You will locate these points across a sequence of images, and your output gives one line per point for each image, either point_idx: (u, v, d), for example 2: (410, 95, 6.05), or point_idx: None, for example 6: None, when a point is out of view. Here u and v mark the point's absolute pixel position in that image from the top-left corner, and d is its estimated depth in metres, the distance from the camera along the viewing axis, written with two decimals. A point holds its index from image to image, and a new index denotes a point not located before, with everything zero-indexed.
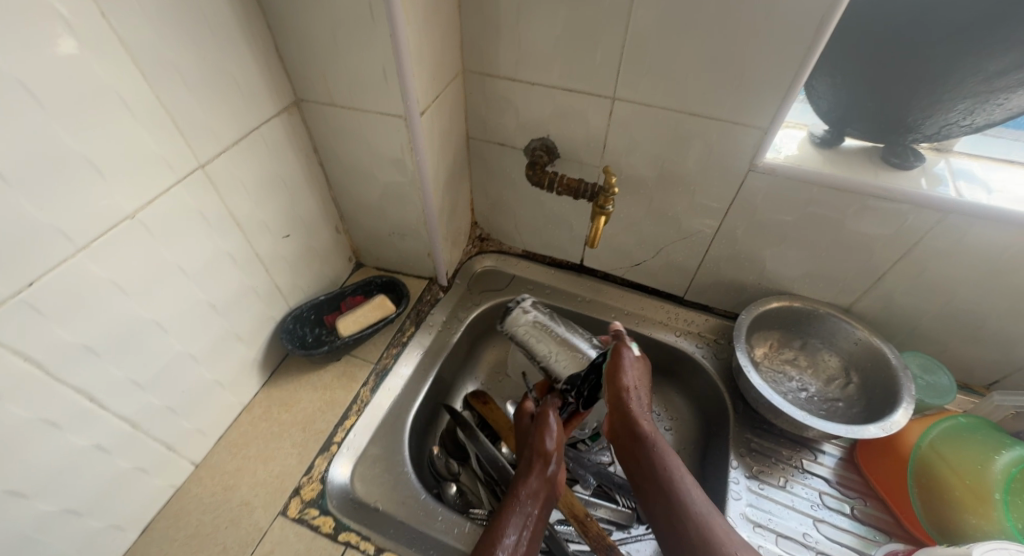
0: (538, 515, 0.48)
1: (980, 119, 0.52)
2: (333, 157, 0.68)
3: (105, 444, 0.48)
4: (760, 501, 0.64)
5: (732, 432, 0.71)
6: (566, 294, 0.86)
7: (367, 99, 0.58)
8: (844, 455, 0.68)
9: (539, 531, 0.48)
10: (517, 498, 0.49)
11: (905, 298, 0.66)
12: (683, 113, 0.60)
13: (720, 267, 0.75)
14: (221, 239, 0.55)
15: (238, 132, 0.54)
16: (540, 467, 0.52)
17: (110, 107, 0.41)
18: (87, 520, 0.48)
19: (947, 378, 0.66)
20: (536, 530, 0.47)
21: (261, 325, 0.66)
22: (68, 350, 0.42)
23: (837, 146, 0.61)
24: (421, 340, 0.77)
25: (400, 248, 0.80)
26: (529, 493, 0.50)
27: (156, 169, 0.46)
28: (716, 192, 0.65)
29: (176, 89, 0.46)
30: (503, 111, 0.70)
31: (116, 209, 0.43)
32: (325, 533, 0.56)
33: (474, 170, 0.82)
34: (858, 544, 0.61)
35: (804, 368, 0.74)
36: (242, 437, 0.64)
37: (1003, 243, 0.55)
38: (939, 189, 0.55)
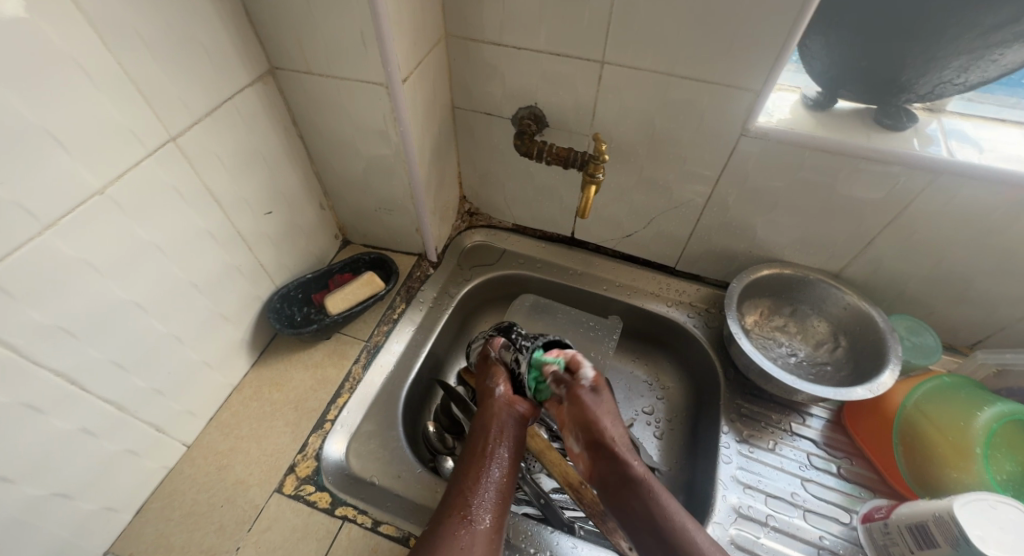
0: (510, 450, 0.56)
1: (973, 76, 0.51)
2: (313, 130, 0.66)
3: (91, 427, 0.47)
4: (750, 464, 0.66)
5: (723, 398, 0.72)
6: (557, 267, 0.85)
7: (345, 67, 0.56)
8: (831, 417, 0.70)
9: (515, 461, 0.56)
10: (488, 440, 0.56)
11: (894, 262, 0.66)
12: (673, 77, 0.58)
13: (711, 236, 0.75)
14: (200, 216, 0.54)
15: (210, 104, 0.51)
16: (502, 414, 0.58)
17: (71, 77, 0.39)
18: (79, 503, 0.48)
19: (932, 338, 0.67)
20: (512, 462, 0.56)
21: (247, 304, 0.65)
22: (44, 333, 0.41)
23: (830, 109, 0.60)
24: (413, 316, 0.76)
25: (388, 224, 0.78)
26: (499, 437, 0.56)
27: (124, 142, 0.44)
28: (707, 159, 0.65)
29: (140, 57, 0.43)
30: (488, 79, 0.68)
31: (86, 184, 0.42)
32: (322, 508, 0.57)
33: (460, 141, 0.79)
34: (844, 501, 0.63)
35: (793, 334, 0.75)
36: (234, 417, 0.64)
37: (992, 202, 0.55)
38: (931, 149, 0.55)
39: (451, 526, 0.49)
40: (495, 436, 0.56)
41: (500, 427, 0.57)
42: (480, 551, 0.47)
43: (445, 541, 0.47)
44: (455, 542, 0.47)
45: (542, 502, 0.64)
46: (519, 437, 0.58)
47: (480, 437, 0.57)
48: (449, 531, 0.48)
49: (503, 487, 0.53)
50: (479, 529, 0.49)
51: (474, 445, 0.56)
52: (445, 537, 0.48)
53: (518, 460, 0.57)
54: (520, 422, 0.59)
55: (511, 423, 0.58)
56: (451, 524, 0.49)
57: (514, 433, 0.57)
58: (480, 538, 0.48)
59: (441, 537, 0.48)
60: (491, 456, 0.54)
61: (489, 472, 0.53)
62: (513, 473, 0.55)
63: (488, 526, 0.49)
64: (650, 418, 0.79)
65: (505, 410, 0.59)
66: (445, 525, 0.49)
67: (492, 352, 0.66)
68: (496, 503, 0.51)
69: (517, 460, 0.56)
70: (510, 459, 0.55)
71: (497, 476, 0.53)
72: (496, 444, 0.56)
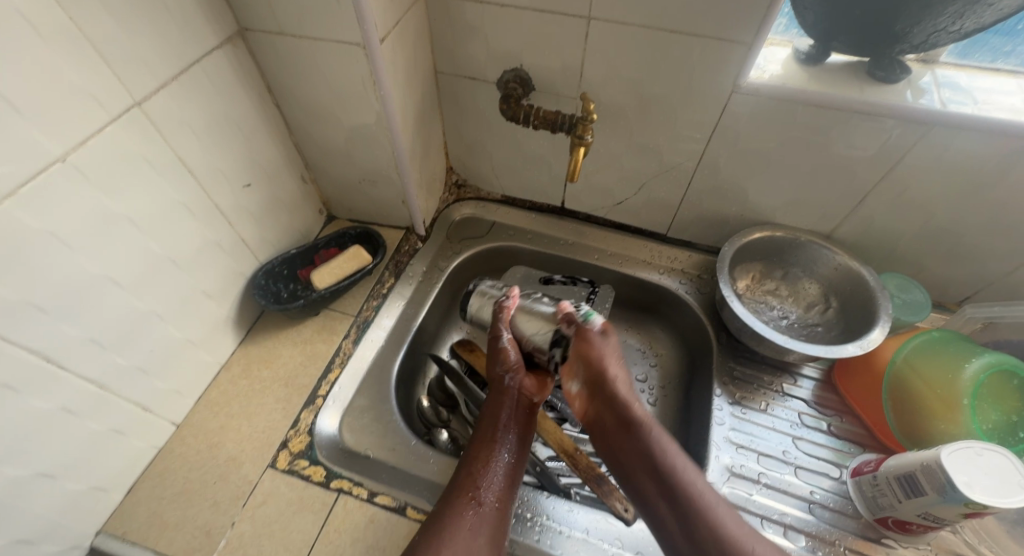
0: (520, 439, 0.56)
1: (969, 23, 0.50)
2: (290, 97, 0.63)
3: (72, 406, 0.46)
4: (743, 425, 0.66)
5: (716, 362, 0.72)
6: (548, 237, 0.84)
7: (320, 27, 0.53)
8: (822, 377, 0.71)
9: (525, 449, 0.56)
10: (498, 426, 0.56)
11: (885, 220, 0.66)
12: (662, 32, 0.56)
13: (702, 200, 0.74)
14: (174, 187, 0.51)
15: (175, 67, 0.49)
16: (513, 401, 0.57)
17: (19, 34, 0.36)
18: (67, 483, 0.47)
19: (922, 294, 0.67)
20: (521, 449, 0.56)
21: (231, 281, 0.63)
22: (14, 308, 0.39)
23: (823, 63, 0.59)
24: (402, 290, 0.75)
25: (373, 196, 0.76)
26: (508, 424, 0.56)
27: (85, 106, 0.41)
28: (698, 119, 0.63)
29: (95, 14, 0.40)
30: (471, 40, 0.65)
31: (44, 151, 0.39)
32: (317, 482, 0.56)
33: (445, 109, 0.77)
34: (834, 457, 0.64)
35: (785, 297, 0.75)
36: (223, 396, 0.63)
37: (984, 154, 0.54)
38: (924, 101, 0.54)
39: (458, 508, 0.49)
40: (506, 421, 0.56)
41: (508, 412, 0.57)
42: (487, 531, 0.48)
43: (453, 520, 0.48)
44: (462, 523, 0.47)
45: (538, 470, 0.64)
46: (529, 424, 0.58)
47: (489, 424, 0.56)
48: (458, 512, 0.48)
49: (511, 471, 0.53)
50: (487, 510, 0.49)
51: (485, 429, 0.56)
52: (453, 517, 0.48)
53: (528, 445, 0.57)
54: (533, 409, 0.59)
55: (523, 411, 0.58)
56: (458, 505, 0.49)
57: (524, 422, 0.57)
58: (488, 519, 0.49)
59: (448, 518, 0.48)
60: (500, 441, 0.55)
61: (499, 457, 0.53)
62: (521, 459, 0.55)
63: (495, 507, 0.50)
64: (644, 385, 0.79)
65: (515, 397, 0.58)
66: (453, 506, 0.49)
67: (502, 331, 0.60)
68: (504, 486, 0.52)
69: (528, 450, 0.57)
70: (520, 447, 0.56)
71: (506, 460, 0.54)
72: (505, 429, 0.56)
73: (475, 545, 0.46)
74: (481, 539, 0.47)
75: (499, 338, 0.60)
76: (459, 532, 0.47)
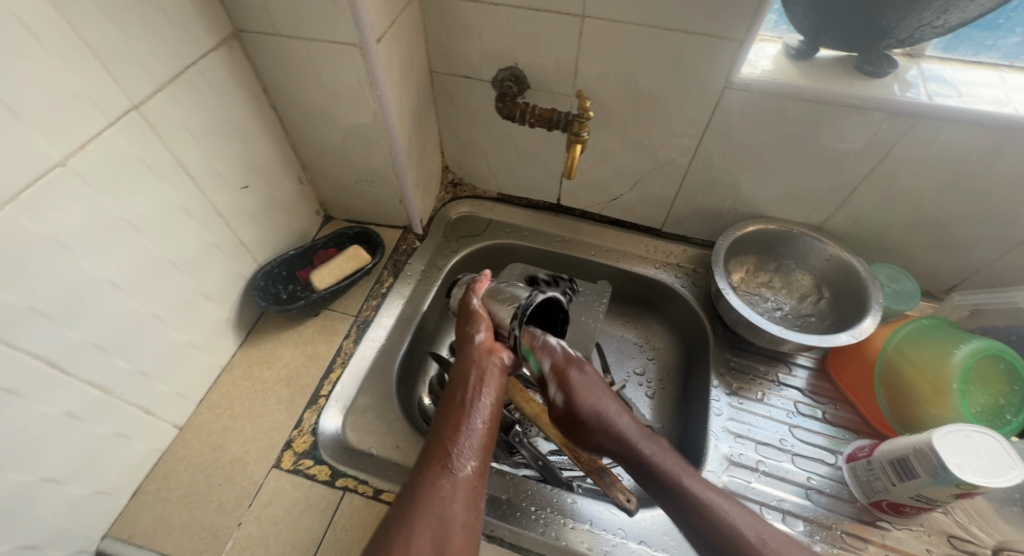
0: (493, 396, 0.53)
1: (952, 18, 0.51)
2: (286, 98, 0.63)
3: (76, 410, 0.46)
4: (740, 415, 0.67)
5: (713, 354, 0.73)
6: (544, 234, 0.85)
7: (316, 27, 0.53)
8: (816, 366, 0.72)
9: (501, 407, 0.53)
10: (468, 388, 0.53)
11: (874, 212, 0.67)
12: (655, 30, 0.57)
13: (697, 194, 0.75)
14: (172, 190, 0.51)
15: (172, 69, 0.49)
16: (483, 362, 0.54)
17: (17, 39, 0.36)
18: (71, 488, 0.47)
19: (911, 283, 0.69)
20: (496, 406, 0.53)
21: (230, 283, 0.63)
22: (16, 313, 0.39)
23: (812, 58, 0.60)
24: (401, 289, 0.75)
25: (370, 196, 0.77)
26: (479, 384, 0.53)
27: (83, 110, 0.41)
28: (691, 115, 0.64)
29: (92, 18, 0.40)
30: (466, 39, 0.66)
31: (44, 157, 0.39)
32: (322, 480, 0.57)
33: (440, 108, 0.77)
34: (829, 444, 0.65)
35: (778, 288, 0.76)
36: (225, 398, 0.63)
37: (969, 145, 0.56)
38: (911, 94, 0.55)
39: (430, 477, 0.47)
40: (475, 384, 0.53)
41: (480, 374, 0.53)
42: (462, 499, 0.46)
43: (425, 491, 0.46)
44: (434, 492, 0.46)
45: (540, 464, 0.66)
46: (501, 383, 0.54)
47: (460, 386, 0.53)
48: (429, 483, 0.47)
49: (486, 432, 0.51)
50: (461, 477, 0.47)
51: (455, 392, 0.53)
52: (425, 488, 0.46)
53: (502, 402, 0.54)
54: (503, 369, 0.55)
55: (491, 368, 0.54)
56: (430, 475, 0.47)
57: (495, 379, 0.54)
58: (463, 487, 0.47)
59: (420, 488, 0.47)
60: (469, 402, 0.52)
61: (471, 421, 0.51)
62: (497, 417, 0.52)
63: (469, 474, 0.48)
64: (642, 378, 0.80)
65: (485, 359, 0.55)
66: (425, 476, 0.47)
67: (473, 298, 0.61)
68: (479, 450, 0.49)
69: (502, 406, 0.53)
70: (493, 407, 0.52)
71: (479, 424, 0.51)
72: (474, 390, 0.52)
73: (449, 513, 0.45)
74: (455, 506, 0.46)
75: (470, 304, 0.61)
76: (431, 502, 0.45)
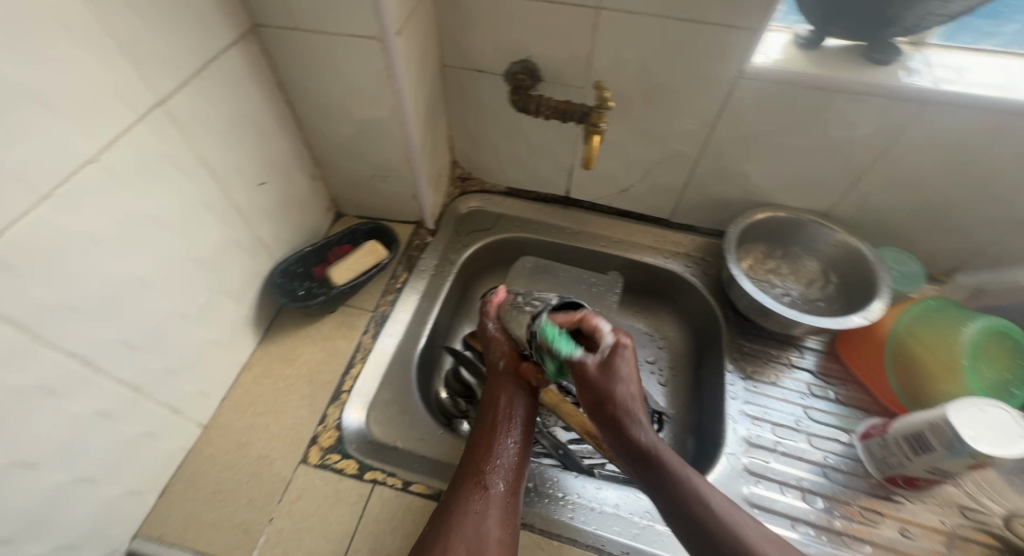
0: (524, 426, 0.56)
1: (956, 5, 0.52)
2: (301, 93, 0.63)
3: (106, 409, 0.45)
4: (755, 397, 0.69)
5: (726, 340, 0.75)
6: (554, 227, 0.85)
7: (335, 20, 0.53)
8: (825, 348, 0.74)
9: (530, 436, 0.56)
10: (499, 414, 0.56)
11: (879, 197, 0.69)
12: (670, 20, 0.58)
13: (706, 184, 0.76)
14: (196, 187, 0.51)
15: (194, 64, 0.48)
16: (512, 387, 0.58)
17: (50, 33, 0.36)
18: (103, 488, 0.47)
19: (916, 266, 0.71)
20: (526, 433, 0.56)
21: (249, 280, 0.63)
22: (50, 310, 0.39)
23: (820, 47, 0.62)
24: (416, 284, 0.75)
25: (383, 192, 0.77)
26: (510, 408, 0.57)
27: (113, 106, 0.41)
28: (703, 105, 0.65)
29: (119, 10, 0.40)
30: (478, 33, 0.66)
31: (77, 152, 0.39)
32: (350, 474, 0.56)
33: (451, 103, 0.78)
34: (842, 423, 0.67)
35: (786, 274, 0.78)
36: (247, 396, 0.62)
37: (973, 130, 0.58)
38: (916, 80, 0.57)
39: (465, 494, 0.50)
40: (506, 408, 0.57)
41: (509, 398, 0.57)
42: (496, 515, 0.49)
43: (460, 508, 0.49)
44: (470, 508, 0.49)
45: (560, 452, 0.66)
46: (531, 407, 0.58)
47: (491, 410, 0.57)
48: (464, 499, 0.49)
49: (519, 456, 0.54)
50: (494, 495, 0.50)
51: (486, 417, 0.57)
52: (460, 504, 0.49)
53: (533, 429, 0.57)
54: (533, 394, 0.59)
55: (522, 395, 0.58)
56: (465, 491, 0.50)
57: (526, 407, 0.57)
58: (497, 503, 0.50)
59: (455, 505, 0.49)
60: (502, 427, 0.55)
61: (504, 444, 0.54)
62: (527, 443, 0.55)
63: (502, 491, 0.51)
64: (654, 366, 0.81)
65: (513, 385, 0.58)
66: (460, 495, 0.50)
67: (490, 322, 0.62)
68: (510, 470, 0.52)
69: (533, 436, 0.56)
70: (524, 434, 0.55)
71: (511, 446, 0.54)
72: (505, 415, 0.56)
73: (484, 528, 0.48)
74: (490, 523, 0.48)
75: (487, 328, 0.62)
76: (469, 516, 0.48)
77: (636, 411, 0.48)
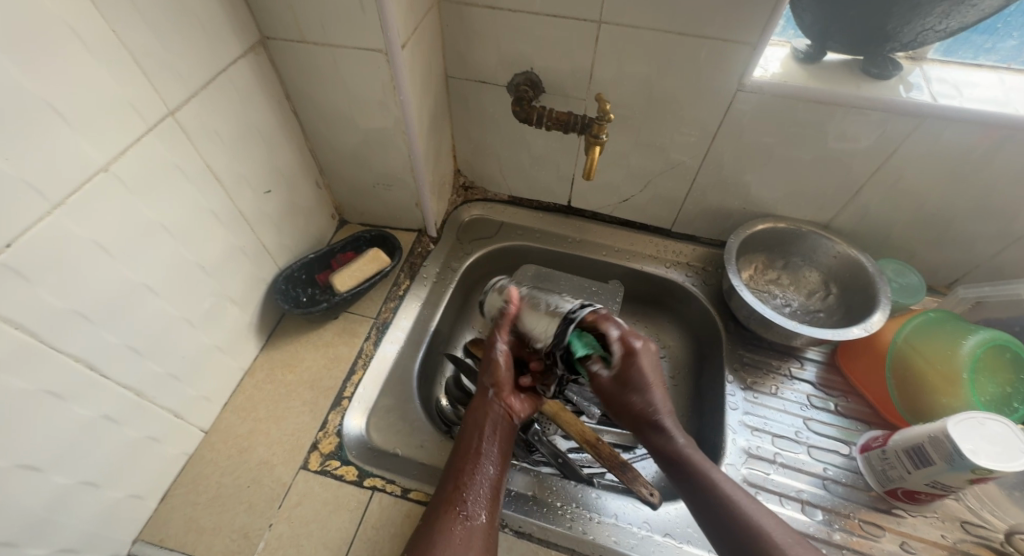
0: (503, 455, 0.54)
1: (954, 22, 0.53)
2: (308, 103, 0.64)
3: (112, 413, 0.46)
4: (755, 408, 0.69)
5: (726, 350, 0.75)
6: (556, 236, 0.86)
7: (342, 33, 0.54)
8: (826, 359, 0.74)
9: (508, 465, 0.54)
10: (480, 440, 0.54)
11: (879, 209, 0.70)
12: (670, 35, 0.59)
13: (707, 195, 0.77)
14: (203, 195, 0.52)
15: (205, 76, 0.50)
16: (496, 411, 0.56)
17: (66, 46, 0.37)
18: (106, 491, 0.47)
19: (917, 278, 0.71)
20: (505, 461, 0.54)
21: (253, 286, 0.63)
22: (58, 315, 0.39)
23: (819, 62, 0.63)
24: (418, 292, 0.76)
25: (387, 200, 0.77)
26: (492, 433, 0.54)
27: (125, 116, 0.42)
28: (703, 118, 0.66)
29: (133, 24, 0.41)
30: (482, 46, 0.67)
31: (89, 161, 0.40)
32: (350, 481, 0.57)
33: (454, 113, 0.79)
34: (843, 435, 0.67)
35: (787, 285, 0.78)
36: (249, 401, 0.63)
37: (972, 144, 0.58)
38: (914, 95, 0.58)
39: (445, 524, 0.48)
40: (488, 433, 0.54)
41: (492, 423, 0.55)
42: (477, 546, 0.47)
43: (441, 538, 0.47)
44: (450, 540, 0.47)
45: (560, 461, 0.65)
46: (511, 433, 0.56)
47: (473, 433, 0.55)
48: (444, 530, 0.48)
49: (498, 485, 0.52)
50: (474, 527, 0.48)
51: (467, 441, 0.54)
52: (441, 534, 0.47)
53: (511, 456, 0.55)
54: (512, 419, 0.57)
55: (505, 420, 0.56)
56: (446, 521, 0.48)
57: (506, 434, 0.55)
58: (477, 535, 0.48)
59: (436, 535, 0.47)
60: (483, 453, 0.53)
61: (483, 470, 0.52)
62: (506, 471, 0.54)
63: (481, 523, 0.49)
64: None
65: (498, 408, 0.56)
66: (441, 523, 0.48)
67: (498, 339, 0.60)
68: (489, 500, 0.50)
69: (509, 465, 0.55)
70: (501, 463, 0.53)
71: (491, 474, 0.52)
72: (487, 440, 0.54)
73: None
74: None
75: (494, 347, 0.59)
76: (448, 549, 0.46)
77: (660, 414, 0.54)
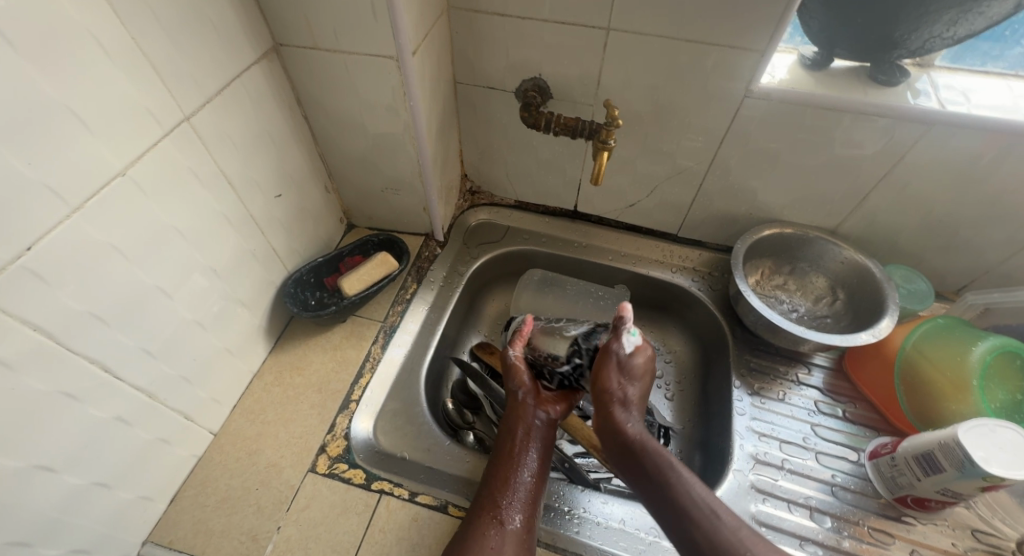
0: (539, 461, 0.55)
1: (961, 29, 0.54)
2: (318, 108, 0.65)
3: (124, 415, 0.46)
4: (762, 414, 0.69)
5: (733, 355, 0.75)
6: (562, 240, 0.86)
7: (354, 40, 0.55)
8: (833, 365, 0.74)
9: (545, 470, 0.55)
10: (516, 444, 0.55)
11: (887, 215, 0.70)
12: (679, 42, 0.59)
13: (713, 200, 0.77)
14: (216, 199, 0.53)
15: (219, 82, 0.50)
16: (530, 415, 0.57)
17: (87, 53, 0.37)
18: (117, 493, 0.47)
19: (925, 284, 0.71)
20: (542, 465, 0.55)
21: (262, 289, 0.64)
22: (74, 318, 0.40)
23: (827, 68, 0.63)
24: (425, 296, 0.76)
25: (395, 204, 0.78)
26: (527, 438, 0.55)
27: (142, 122, 0.43)
28: (710, 124, 0.67)
29: (150, 31, 0.42)
30: (491, 52, 0.68)
31: (108, 164, 0.40)
32: (357, 484, 0.57)
33: (462, 118, 0.79)
34: (850, 442, 0.67)
35: (794, 291, 0.78)
36: (257, 403, 0.63)
37: (980, 151, 0.58)
38: (922, 101, 0.58)
39: (481, 527, 0.49)
40: (523, 437, 0.56)
41: (526, 428, 0.56)
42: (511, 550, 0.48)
43: (477, 542, 0.48)
44: (486, 543, 0.48)
45: (567, 466, 0.65)
46: (547, 438, 0.57)
47: (508, 438, 0.56)
48: (480, 532, 0.48)
49: (534, 490, 0.53)
50: (510, 531, 0.49)
51: (502, 446, 0.55)
52: (477, 537, 0.48)
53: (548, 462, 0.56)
54: (548, 424, 0.58)
55: (540, 426, 0.57)
56: (482, 524, 0.49)
57: (541, 438, 0.56)
58: (513, 539, 0.49)
59: (472, 539, 0.48)
60: (519, 458, 0.54)
61: (520, 475, 0.53)
62: (542, 475, 0.54)
63: (518, 527, 0.50)
64: (660, 381, 0.81)
65: (532, 411, 0.57)
66: (476, 527, 0.49)
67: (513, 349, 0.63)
68: (526, 504, 0.51)
69: (547, 471, 0.55)
70: (538, 467, 0.54)
71: (528, 480, 0.53)
72: (522, 444, 0.55)
73: None
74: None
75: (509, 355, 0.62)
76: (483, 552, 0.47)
77: (626, 400, 0.54)
